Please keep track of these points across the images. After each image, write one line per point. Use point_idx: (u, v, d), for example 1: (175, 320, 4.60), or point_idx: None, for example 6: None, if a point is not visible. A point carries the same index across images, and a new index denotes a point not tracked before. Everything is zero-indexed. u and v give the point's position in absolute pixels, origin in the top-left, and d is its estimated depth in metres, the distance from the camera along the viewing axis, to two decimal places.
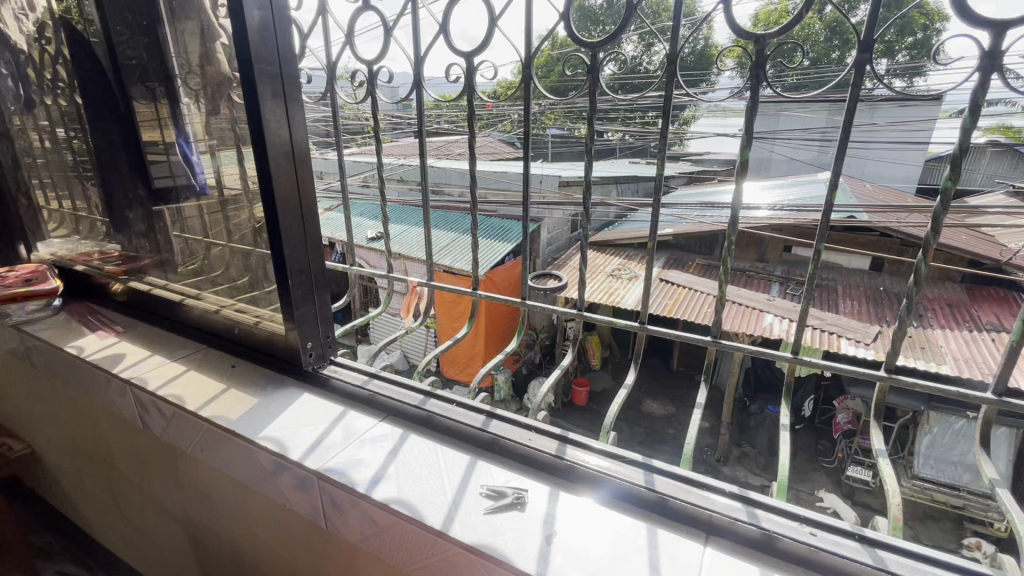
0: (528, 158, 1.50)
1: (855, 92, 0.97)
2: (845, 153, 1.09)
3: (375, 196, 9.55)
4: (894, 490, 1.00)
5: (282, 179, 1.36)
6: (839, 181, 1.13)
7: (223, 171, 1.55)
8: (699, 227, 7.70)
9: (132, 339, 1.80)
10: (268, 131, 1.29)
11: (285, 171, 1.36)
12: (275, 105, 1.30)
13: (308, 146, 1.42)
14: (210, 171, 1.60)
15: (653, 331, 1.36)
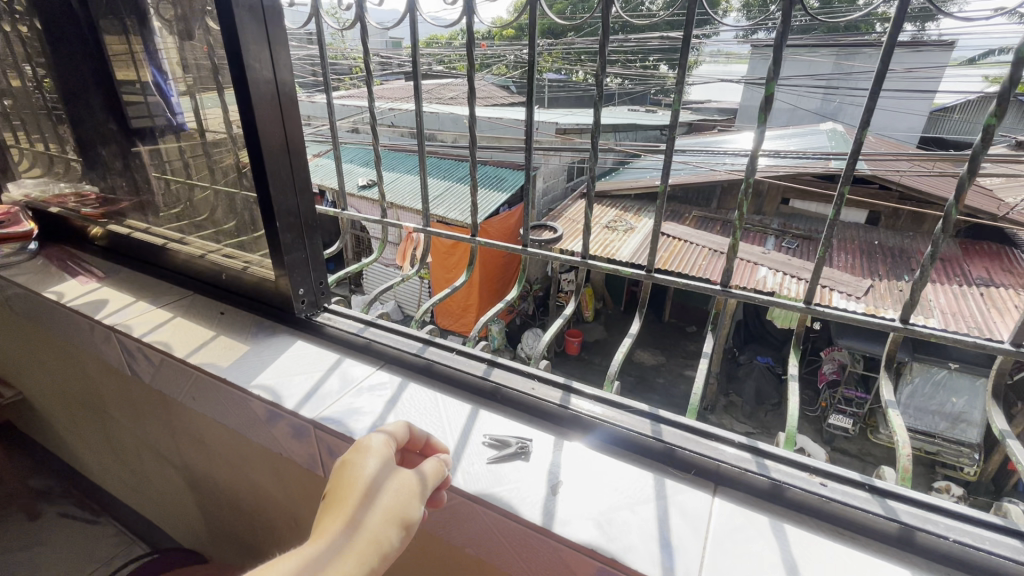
0: (532, 102, 1.38)
1: (904, 22, 0.86)
2: (879, 94, 1.00)
3: (365, 141, 9.20)
4: (905, 440, 0.97)
5: (265, 118, 1.24)
6: (870, 126, 1.04)
7: (204, 111, 1.42)
8: (698, 178, 7.54)
9: (115, 285, 1.72)
10: (247, 63, 1.17)
11: (269, 108, 1.24)
12: (254, 33, 1.16)
13: (294, 85, 1.29)
14: (189, 112, 1.47)
15: (660, 280, 1.30)
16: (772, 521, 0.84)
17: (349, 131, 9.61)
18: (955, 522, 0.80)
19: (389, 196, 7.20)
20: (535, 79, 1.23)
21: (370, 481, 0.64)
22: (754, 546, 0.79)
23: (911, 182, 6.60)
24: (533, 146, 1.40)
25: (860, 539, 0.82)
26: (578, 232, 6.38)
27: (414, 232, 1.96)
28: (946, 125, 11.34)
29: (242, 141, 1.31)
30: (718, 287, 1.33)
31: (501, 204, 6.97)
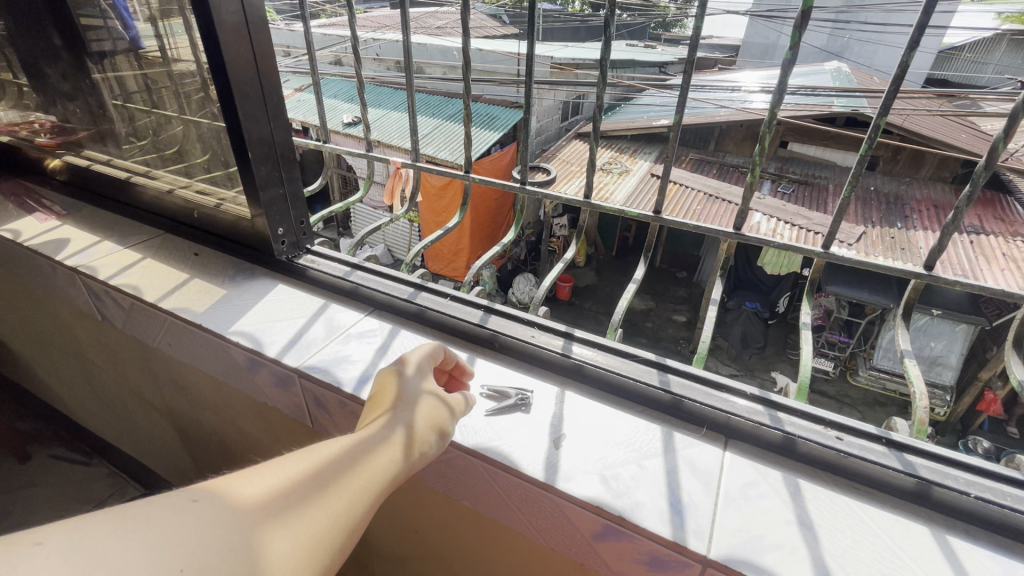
0: (533, 34, 1.22)
1: None
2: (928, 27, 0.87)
3: (348, 74, 8.63)
4: (922, 390, 0.92)
5: (232, 42, 1.08)
6: (915, 60, 0.92)
7: (164, 36, 1.24)
8: (698, 119, 7.24)
9: (79, 223, 1.59)
10: None
11: (236, 32, 1.08)
12: None
13: (263, 5, 1.12)
14: (150, 36, 1.28)
15: (669, 223, 1.20)
16: (785, 477, 0.80)
17: (331, 63, 9.00)
18: (974, 478, 0.76)
19: (375, 133, 6.85)
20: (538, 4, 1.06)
21: (410, 396, 0.66)
22: (766, 503, 0.75)
23: (915, 126, 6.38)
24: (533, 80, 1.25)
25: (875, 494, 0.78)
26: (571, 175, 6.16)
27: (403, 169, 1.82)
28: (952, 66, 10.88)
29: (208, 70, 1.15)
30: (732, 231, 1.23)
31: (491, 144, 6.67)
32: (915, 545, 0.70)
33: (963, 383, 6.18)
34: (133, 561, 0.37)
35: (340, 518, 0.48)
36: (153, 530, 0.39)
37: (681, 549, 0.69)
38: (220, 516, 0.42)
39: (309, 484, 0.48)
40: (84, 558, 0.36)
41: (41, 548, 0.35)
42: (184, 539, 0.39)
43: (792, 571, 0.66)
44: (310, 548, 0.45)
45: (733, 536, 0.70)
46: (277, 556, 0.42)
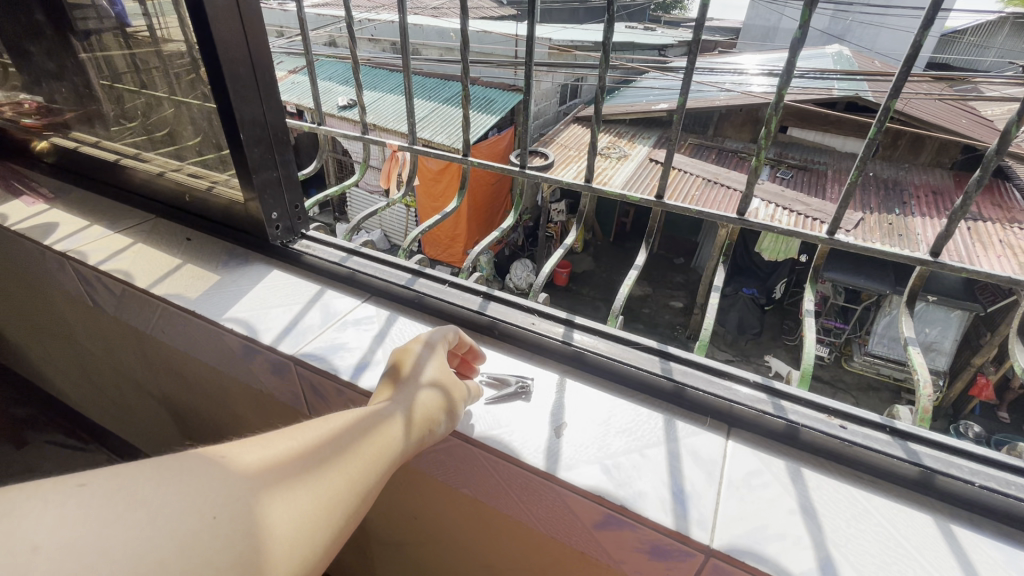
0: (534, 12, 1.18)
1: None
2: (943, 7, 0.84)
3: (343, 55, 8.46)
4: (926, 377, 0.91)
5: (220, 19, 1.03)
6: (926, 44, 0.90)
7: (151, 13, 1.19)
8: (698, 103, 7.14)
9: (68, 207, 1.56)
10: None
11: (224, 9, 1.03)
12: None
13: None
14: (136, 13, 1.23)
15: (672, 209, 1.18)
16: (788, 466, 0.79)
17: (325, 44, 8.81)
18: (979, 467, 0.75)
19: (371, 117, 6.74)
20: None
21: (421, 376, 0.69)
22: (769, 493, 0.74)
23: (916, 111, 6.31)
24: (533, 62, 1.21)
25: (879, 483, 0.77)
26: (568, 159, 6.09)
27: (399, 152, 1.78)
28: (954, 49, 10.74)
29: (197, 49, 1.11)
30: (735, 216, 1.21)
31: (489, 128, 6.58)
32: (919, 535, 0.69)
33: (956, 367, 6.20)
34: (170, 506, 0.39)
35: (356, 481, 0.51)
36: (189, 479, 0.41)
37: (684, 539, 0.68)
38: (248, 472, 0.45)
39: (328, 447, 0.51)
40: (125, 499, 0.38)
41: (86, 489, 0.38)
42: (216, 488, 0.42)
43: (795, 561, 0.65)
44: (329, 508, 0.48)
45: (735, 526, 0.69)
46: (300, 510, 0.45)
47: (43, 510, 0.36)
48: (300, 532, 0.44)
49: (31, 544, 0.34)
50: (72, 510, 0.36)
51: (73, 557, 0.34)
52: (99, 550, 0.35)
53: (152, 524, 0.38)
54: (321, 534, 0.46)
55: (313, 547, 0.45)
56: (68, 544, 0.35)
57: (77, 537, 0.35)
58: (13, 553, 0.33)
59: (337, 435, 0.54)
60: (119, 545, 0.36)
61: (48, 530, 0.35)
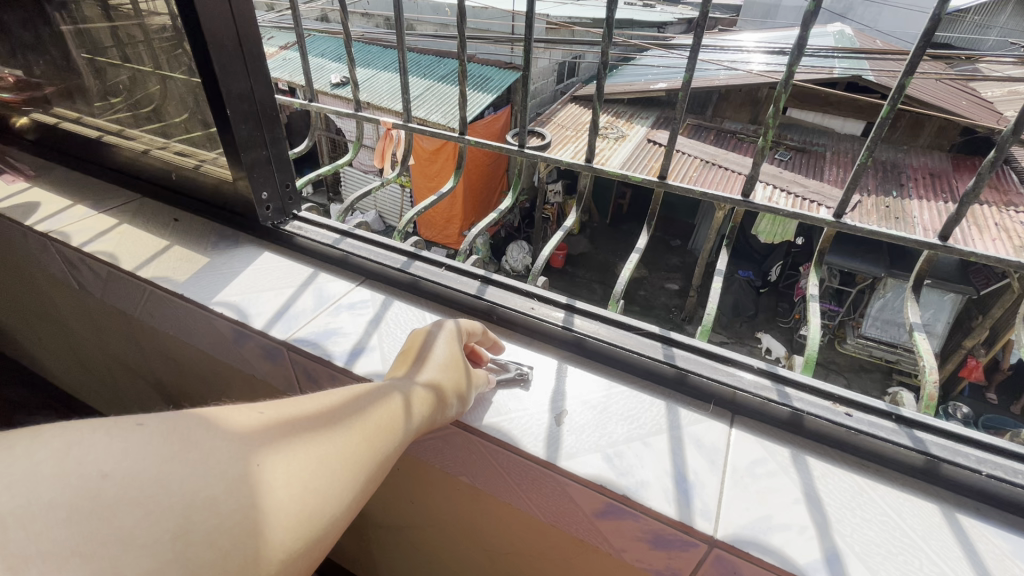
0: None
1: None
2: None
3: (335, 30, 8.22)
4: (932, 363, 0.89)
5: None
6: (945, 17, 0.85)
7: None
8: (697, 82, 7.01)
9: (50, 187, 1.50)
10: None
11: None
12: None
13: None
14: None
15: (675, 190, 1.14)
16: (794, 454, 0.78)
17: (316, 19, 8.55)
18: (986, 455, 0.74)
19: (364, 95, 6.59)
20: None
21: (431, 358, 0.73)
22: (776, 482, 0.73)
23: (917, 92, 6.22)
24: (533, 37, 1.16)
25: (885, 472, 0.76)
26: (566, 140, 5.99)
27: (392, 130, 1.72)
28: (956, 29, 10.55)
29: (179, 17, 1.05)
30: (740, 198, 1.18)
31: (485, 107, 6.45)
32: (925, 525, 0.68)
33: (947, 349, 6.25)
34: (217, 449, 0.41)
35: (378, 441, 0.53)
36: (231, 429, 0.43)
37: (687, 529, 0.67)
38: (283, 427, 0.47)
39: (348, 410, 0.53)
40: (177, 440, 0.39)
41: (142, 429, 0.39)
42: (255, 438, 0.44)
43: (801, 551, 0.64)
44: (355, 464, 0.49)
45: (738, 518, 0.67)
46: (328, 462, 0.47)
47: (107, 444, 0.37)
48: (328, 483, 0.46)
49: (99, 471, 0.35)
50: (130, 446, 0.37)
51: (135, 487, 0.36)
52: (155, 483, 0.37)
53: (202, 465, 0.39)
54: (349, 487, 0.47)
55: (343, 497, 0.46)
56: (131, 476, 0.36)
57: (139, 470, 0.37)
58: (85, 478, 0.35)
59: (356, 401, 0.56)
60: (175, 482, 0.37)
61: (112, 461, 0.36)
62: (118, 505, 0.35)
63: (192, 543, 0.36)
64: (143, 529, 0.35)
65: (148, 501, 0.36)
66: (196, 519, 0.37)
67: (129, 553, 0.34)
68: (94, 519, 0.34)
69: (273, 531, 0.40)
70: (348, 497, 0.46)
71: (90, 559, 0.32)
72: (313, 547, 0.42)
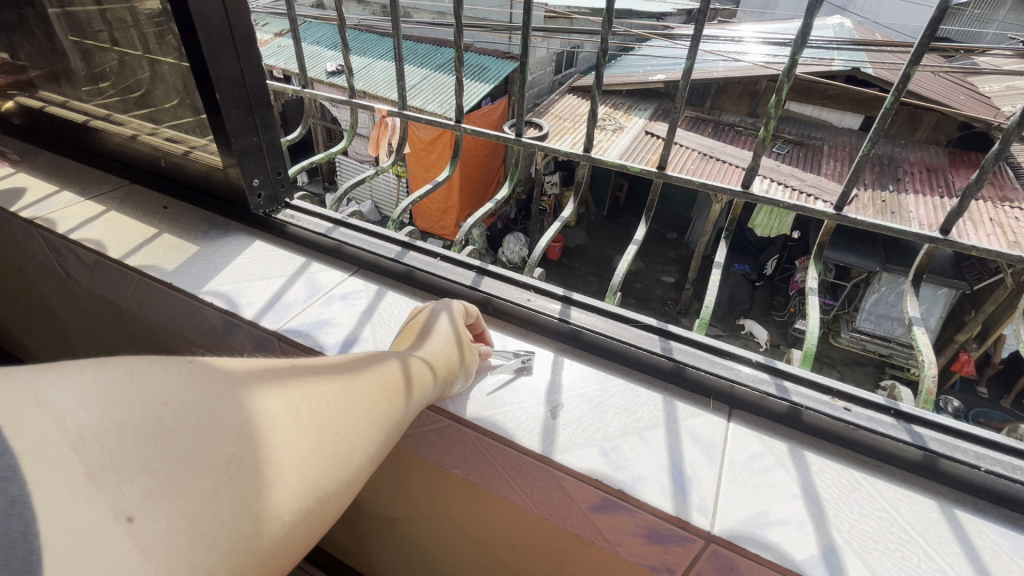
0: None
1: None
2: None
3: (331, 18, 8.11)
4: (932, 359, 0.88)
5: None
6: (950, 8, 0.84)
7: None
8: (697, 74, 6.95)
9: (36, 172, 1.47)
10: None
11: None
12: None
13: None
14: None
15: (673, 180, 1.12)
16: (791, 448, 0.77)
17: (312, 5, 8.42)
18: (984, 450, 0.73)
19: (360, 83, 6.52)
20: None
21: (436, 336, 0.75)
22: (774, 478, 0.72)
23: (916, 86, 6.20)
24: (531, 24, 1.12)
25: (883, 467, 0.75)
26: (563, 131, 5.95)
27: (387, 118, 1.69)
28: (956, 23, 10.50)
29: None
30: (739, 189, 1.16)
31: (482, 97, 6.39)
32: (923, 520, 0.68)
33: (940, 343, 6.28)
34: (257, 391, 0.42)
35: (395, 398, 0.55)
36: (264, 373, 0.44)
37: (684, 524, 0.66)
38: (305, 375, 0.48)
39: (359, 371, 0.54)
40: (215, 387, 0.39)
41: (193, 366, 0.39)
42: (284, 384, 0.45)
43: (798, 546, 0.63)
44: (377, 417, 0.51)
45: (736, 512, 0.67)
46: (345, 417, 0.47)
47: (165, 374, 0.37)
48: (345, 440, 0.46)
49: (160, 399, 0.36)
50: (179, 379, 0.38)
51: (191, 414, 0.37)
52: (208, 411, 0.38)
53: (245, 401, 0.40)
54: (373, 437, 0.49)
55: (368, 447, 0.48)
56: (188, 404, 0.37)
57: (196, 399, 0.37)
58: (144, 406, 0.35)
59: (369, 361, 0.57)
60: (226, 413, 0.39)
61: (167, 388, 0.36)
62: (177, 428, 0.35)
63: (244, 467, 0.37)
64: (201, 451, 0.36)
65: (203, 427, 0.37)
66: (244, 449, 0.38)
67: (188, 472, 0.35)
68: (156, 437, 0.34)
69: (308, 473, 0.41)
70: (374, 447, 0.49)
71: (155, 475, 0.33)
72: (341, 490, 0.44)
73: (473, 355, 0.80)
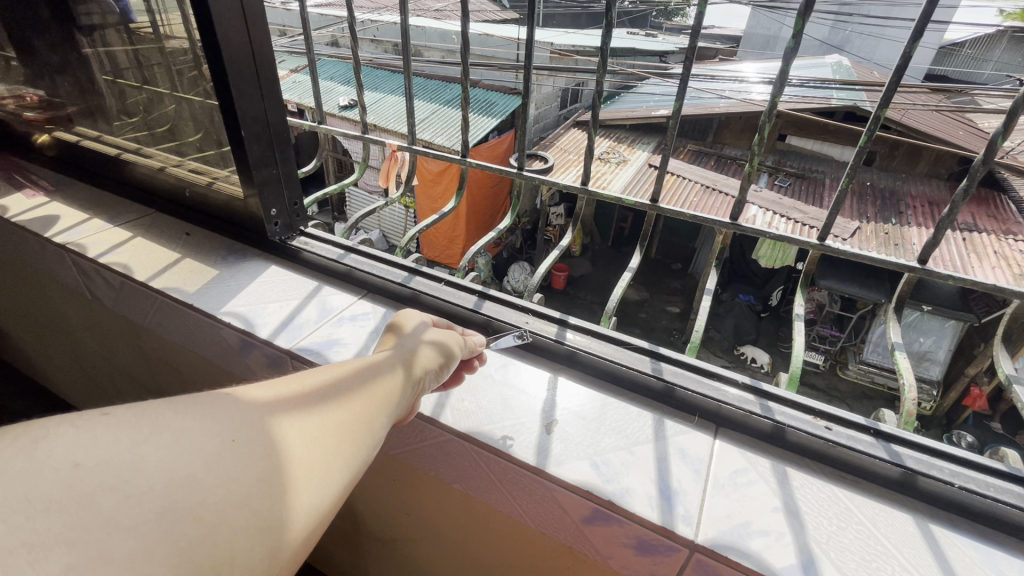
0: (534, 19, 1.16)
1: None
2: (925, 25, 0.86)
3: (345, 56, 8.50)
4: (910, 382, 0.93)
5: (227, 25, 1.05)
6: (910, 57, 0.92)
7: (160, 15, 1.18)
8: (699, 109, 7.15)
9: (67, 200, 1.57)
10: None
11: (231, 15, 1.05)
12: None
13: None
14: (143, 12, 1.23)
15: (666, 212, 1.19)
16: (773, 465, 0.81)
17: (327, 44, 8.84)
18: (959, 468, 0.77)
19: (372, 117, 6.78)
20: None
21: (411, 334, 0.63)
22: (754, 491, 0.76)
23: (913, 121, 6.35)
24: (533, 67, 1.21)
25: (862, 483, 0.79)
26: (569, 163, 6.13)
27: (397, 152, 1.79)
28: (952, 63, 10.86)
29: (201, 46, 1.11)
30: (728, 222, 1.23)
31: (490, 130, 6.61)
32: (898, 532, 0.71)
33: (950, 376, 6.22)
34: (194, 430, 0.35)
35: (379, 414, 0.48)
36: (264, 395, 0.41)
37: (670, 534, 0.70)
38: (309, 386, 0.45)
39: (357, 379, 0.49)
40: (147, 422, 0.34)
41: (108, 419, 0.33)
42: (286, 406, 0.41)
43: (778, 556, 0.66)
44: (373, 429, 0.46)
45: (721, 522, 0.71)
46: (343, 431, 0.43)
47: (76, 436, 0.32)
48: (341, 454, 0.42)
49: (70, 460, 0.30)
50: (100, 435, 0.32)
51: (113, 471, 0.31)
52: (130, 462, 0.32)
53: (214, 427, 0.36)
54: (350, 460, 0.42)
55: (344, 473, 0.41)
56: (108, 461, 0.31)
57: (117, 452, 0.32)
58: (55, 468, 0.29)
59: (357, 368, 0.51)
60: (152, 462, 0.32)
61: (82, 450, 0.31)
62: (97, 493, 0.30)
63: (178, 518, 0.31)
64: (125, 510, 0.30)
65: (126, 484, 0.31)
66: (182, 497, 0.32)
67: (109, 533, 0.29)
68: (68, 508, 0.29)
69: (288, 503, 0.36)
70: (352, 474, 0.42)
71: (73, 546, 0.28)
72: (313, 524, 0.38)
73: (450, 353, 0.66)
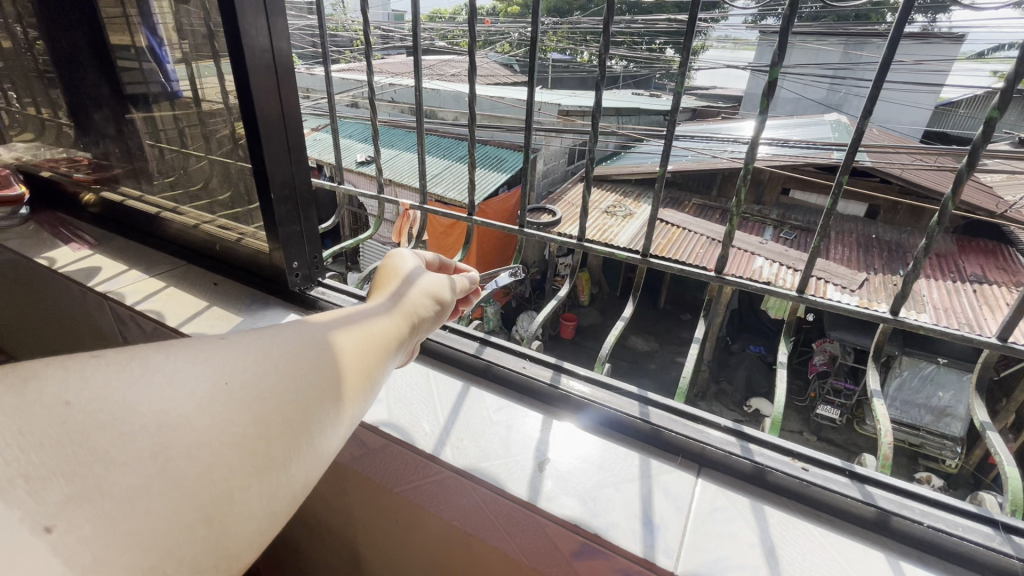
0: (533, 88, 1.30)
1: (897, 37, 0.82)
2: (878, 94, 0.96)
3: (364, 117, 9.03)
4: (887, 428, 0.97)
5: (261, 93, 1.20)
6: (868, 123, 1.02)
7: (201, 83, 1.35)
8: (702, 165, 7.42)
9: (108, 253, 1.72)
10: (245, 43, 1.12)
11: (265, 86, 1.20)
12: (255, 15, 1.13)
13: (290, 55, 1.24)
14: (186, 82, 1.39)
15: (654, 264, 1.28)
16: (752, 504, 0.85)
17: (348, 105, 9.42)
18: (931, 509, 0.81)
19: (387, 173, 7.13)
20: (535, 59, 1.15)
21: (406, 282, 0.67)
22: (733, 528, 0.81)
23: (912, 177, 6.54)
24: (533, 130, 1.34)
25: (838, 522, 0.83)
26: (576, 217, 6.35)
27: (411, 211, 1.93)
28: (950, 120, 11.21)
29: (237, 111, 1.26)
30: (714, 274, 1.31)
31: (500, 185, 6.91)
32: (868, 569, 0.75)
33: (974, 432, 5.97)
34: (184, 372, 0.39)
35: (376, 357, 0.53)
36: (274, 340, 0.46)
37: (650, 566, 0.74)
38: (313, 331, 0.50)
39: (357, 324, 0.54)
40: (138, 366, 0.38)
41: (96, 360, 0.37)
42: (296, 348, 0.47)
43: None
44: (371, 377, 0.51)
45: (700, 555, 0.76)
46: (345, 374, 0.49)
47: (70, 377, 0.35)
48: (342, 392, 0.47)
49: (66, 400, 0.34)
50: (88, 383, 0.36)
51: (109, 410, 0.35)
52: (125, 403, 0.36)
53: (218, 370, 0.41)
54: (349, 402, 0.48)
55: (341, 419, 0.47)
56: (107, 403, 0.35)
57: (110, 394, 0.36)
58: (50, 406, 0.33)
59: (353, 318, 0.55)
60: (145, 403, 0.36)
61: (76, 389, 0.35)
62: (93, 429, 0.34)
63: (174, 457, 0.35)
64: (122, 448, 0.34)
65: (120, 423, 0.35)
66: (174, 434, 0.36)
67: (111, 469, 0.34)
68: (67, 444, 0.33)
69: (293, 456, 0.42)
70: (345, 422, 0.47)
71: (73, 479, 0.32)
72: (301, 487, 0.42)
73: (446, 299, 0.70)
